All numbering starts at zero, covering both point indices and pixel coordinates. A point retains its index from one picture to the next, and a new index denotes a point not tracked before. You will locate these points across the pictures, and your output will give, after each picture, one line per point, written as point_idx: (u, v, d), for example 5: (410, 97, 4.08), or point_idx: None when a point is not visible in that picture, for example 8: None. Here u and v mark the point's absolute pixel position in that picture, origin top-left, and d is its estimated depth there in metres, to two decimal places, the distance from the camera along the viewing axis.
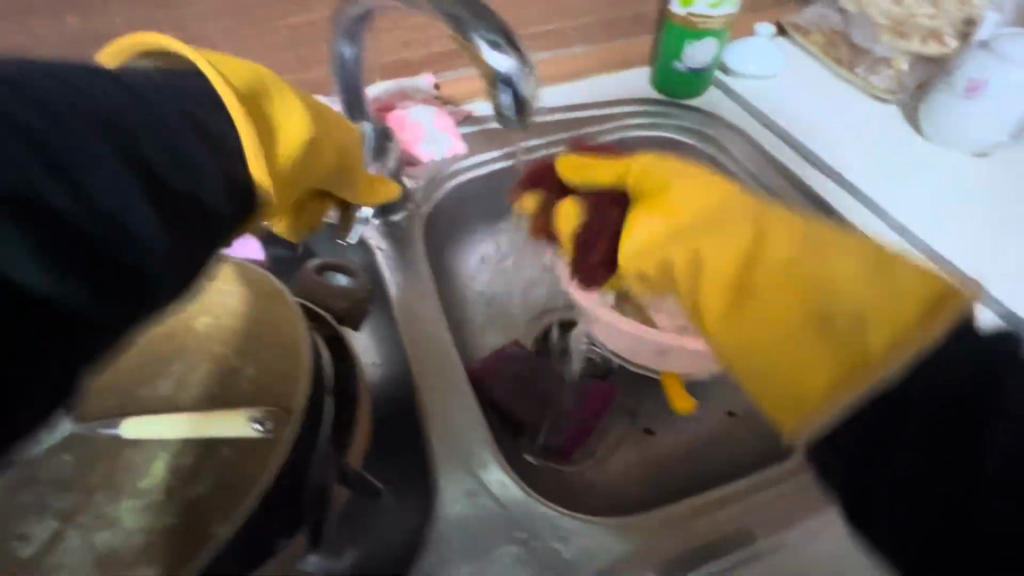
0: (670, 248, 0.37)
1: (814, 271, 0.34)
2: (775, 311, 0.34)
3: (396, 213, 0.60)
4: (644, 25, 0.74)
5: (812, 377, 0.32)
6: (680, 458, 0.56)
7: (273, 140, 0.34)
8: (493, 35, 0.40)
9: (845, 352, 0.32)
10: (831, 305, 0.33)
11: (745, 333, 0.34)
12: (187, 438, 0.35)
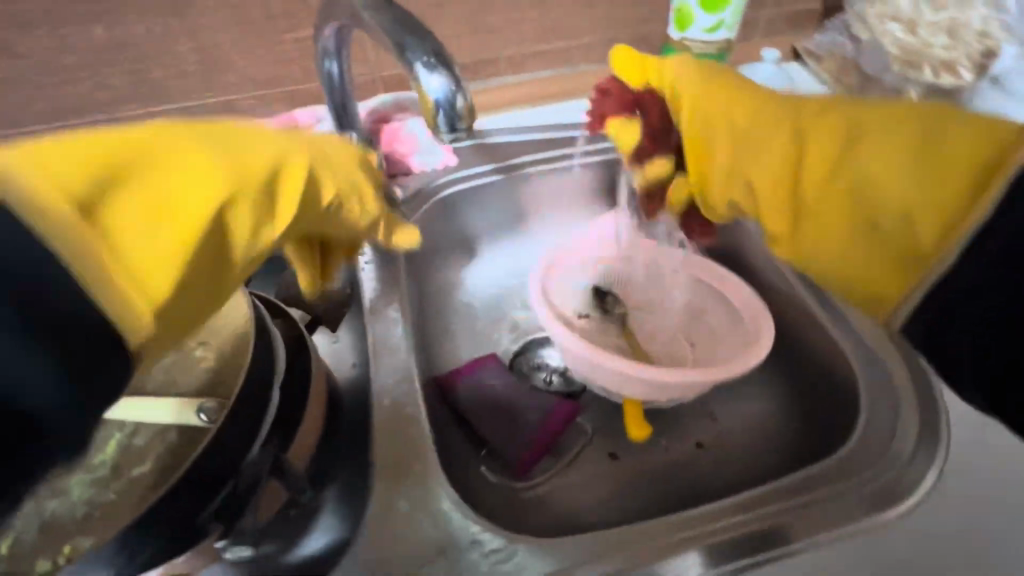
0: (723, 182, 0.43)
1: (862, 151, 0.37)
2: (837, 212, 0.37)
3: None
4: (647, 46, 0.74)
5: (884, 263, 0.36)
6: (640, 484, 0.55)
7: (146, 245, 0.26)
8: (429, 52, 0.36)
9: (903, 225, 0.35)
10: (884, 182, 0.35)
11: (814, 243, 0.39)
12: (137, 419, 0.38)
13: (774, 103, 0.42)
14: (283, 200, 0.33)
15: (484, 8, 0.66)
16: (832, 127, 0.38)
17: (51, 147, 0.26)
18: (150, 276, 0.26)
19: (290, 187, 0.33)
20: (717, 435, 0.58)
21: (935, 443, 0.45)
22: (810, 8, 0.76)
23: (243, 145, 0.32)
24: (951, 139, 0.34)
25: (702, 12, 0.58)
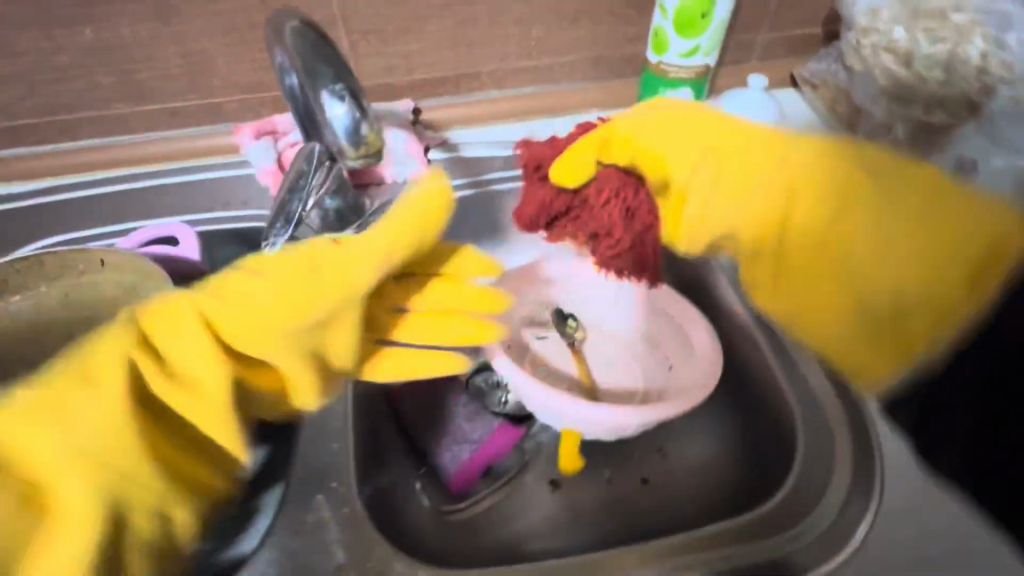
0: (700, 234, 0.36)
1: (867, 215, 0.31)
2: (831, 275, 0.32)
3: (343, 230, 0.61)
4: (636, 66, 0.73)
5: (881, 343, 0.32)
6: (578, 514, 0.55)
7: None
8: (336, 82, 0.36)
9: (906, 314, 0.30)
10: (879, 253, 0.31)
11: (809, 305, 0.34)
12: None
13: (753, 142, 0.35)
14: (98, 367, 0.29)
15: (466, 23, 0.65)
16: (819, 182, 0.33)
17: None
18: None
19: (104, 372, 0.29)
20: (664, 469, 0.57)
21: (865, 505, 0.44)
22: (814, 33, 0.73)
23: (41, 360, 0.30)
24: (960, 206, 0.30)
25: (678, 38, 0.57)
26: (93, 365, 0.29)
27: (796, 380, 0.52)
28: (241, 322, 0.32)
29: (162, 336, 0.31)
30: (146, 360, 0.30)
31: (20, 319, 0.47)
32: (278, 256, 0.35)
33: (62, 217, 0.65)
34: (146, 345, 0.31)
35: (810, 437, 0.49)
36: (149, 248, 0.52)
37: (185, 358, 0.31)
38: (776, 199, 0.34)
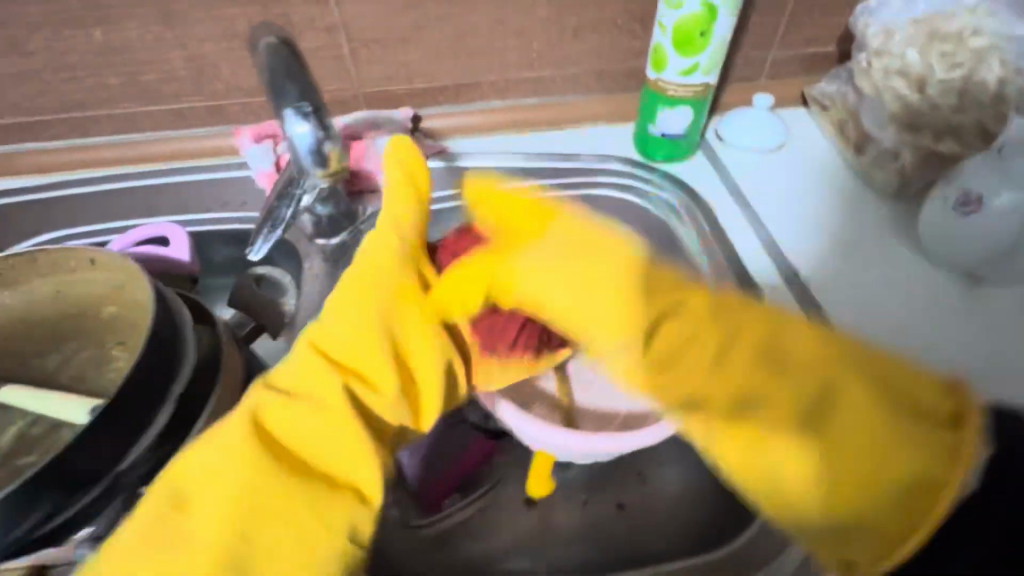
0: (676, 379, 0.37)
1: (796, 407, 0.33)
2: (777, 449, 0.32)
3: (334, 237, 0.62)
4: (639, 81, 0.72)
5: (878, 526, 0.29)
6: (549, 536, 0.54)
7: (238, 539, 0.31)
8: (301, 104, 0.41)
9: (855, 521, 0.30)
10: (835, 431, 0.31)
11: (783, 482, 0.33)
12: (35, 411, 0.41)
13: (708, 299, 0.38)
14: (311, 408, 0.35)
15: (466, 34, 0.65)
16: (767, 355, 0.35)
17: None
18: (254, 537, 0.31)
19: (259, 413, 0.35)
20: (641, 497, 0.55)
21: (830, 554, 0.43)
22: (826, 52, 0.70)
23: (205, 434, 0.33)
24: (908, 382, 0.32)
25: (677, 55, 0.56)
26: (217, 432, 0.34)
27: None
28: (349, 345, 0.38)
29: (280, 375, 0.37)
30: (267, 399, 0.35)
31: (14, 312, 0.49)
32: (344, 300, 0.40)
33: (70, 211, 0.67)
34: (274, 389, 0.36)
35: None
36: (139, 248, 0.53)
37: (304, 380, 0.36)
38: (715, 351, 0.36)
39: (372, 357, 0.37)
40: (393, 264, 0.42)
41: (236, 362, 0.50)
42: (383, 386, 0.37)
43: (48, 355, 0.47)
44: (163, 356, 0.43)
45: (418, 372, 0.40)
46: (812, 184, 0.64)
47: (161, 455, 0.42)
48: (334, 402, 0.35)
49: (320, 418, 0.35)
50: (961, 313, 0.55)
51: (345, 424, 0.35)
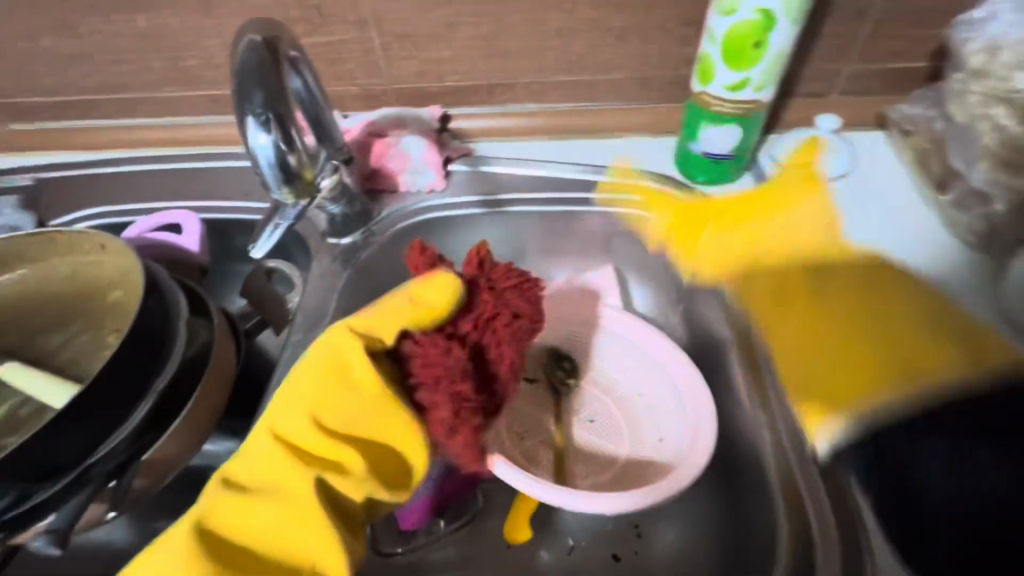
0: (771, 258, 0.55)
1: (862, 317, 0.50)
2: (821, 328, 0.51)
3: (346, 236, 0.60)
4: (687, 91, 0.65)
5: (850, 381, 0.47)
6: None
7: None
8: (262, 112, 0.37)
9: (859, 370, 0.47)
10: (885, 318, 0.50)
11: (788, 336, 0.50)
12: (24, 391, 0.42)
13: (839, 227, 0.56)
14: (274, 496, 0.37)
15: (500, 33, 0.61)
16: (873, 283, 0.52)
17: None
18: None
19: (218, 511, 0.36)
20: (637, 553, 0.52)
21: None
22: (916, 68, 0.60)
23: (171, 543, 0.35)
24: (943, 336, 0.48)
25: (725, 67, 0.51)
26: (164, 545, 0.35)
27: (800, 490, 0.44)
28: (300, 425, 0.38)
29: (244, 472, 0.38)
30: (234, 497, 0.37)
31: (28, 286, 0.50)
32: (290, 383, 0.40)
33: (109, 188, 0.70)
34: (233, 485, 0.38)
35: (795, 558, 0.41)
36: (155, 235, 0.54)
37: (267, 467, 0.38)
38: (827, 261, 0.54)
39: (336, 451, 0.38)
40: (351, 349, 0.39)
41: (229, 359, 0.50)
42: (352, 481, 0.38)
43: (51, 332, 0.48)
44: (149, 348, 0.43)
45: (382, 460, 0.39)
46: (874, 224, 0.56)
47: (135, 449, 0.42)
48: (296, 503, 0.36)
49: (284, 515, 0.36)
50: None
51: (306, 521, 0.36)
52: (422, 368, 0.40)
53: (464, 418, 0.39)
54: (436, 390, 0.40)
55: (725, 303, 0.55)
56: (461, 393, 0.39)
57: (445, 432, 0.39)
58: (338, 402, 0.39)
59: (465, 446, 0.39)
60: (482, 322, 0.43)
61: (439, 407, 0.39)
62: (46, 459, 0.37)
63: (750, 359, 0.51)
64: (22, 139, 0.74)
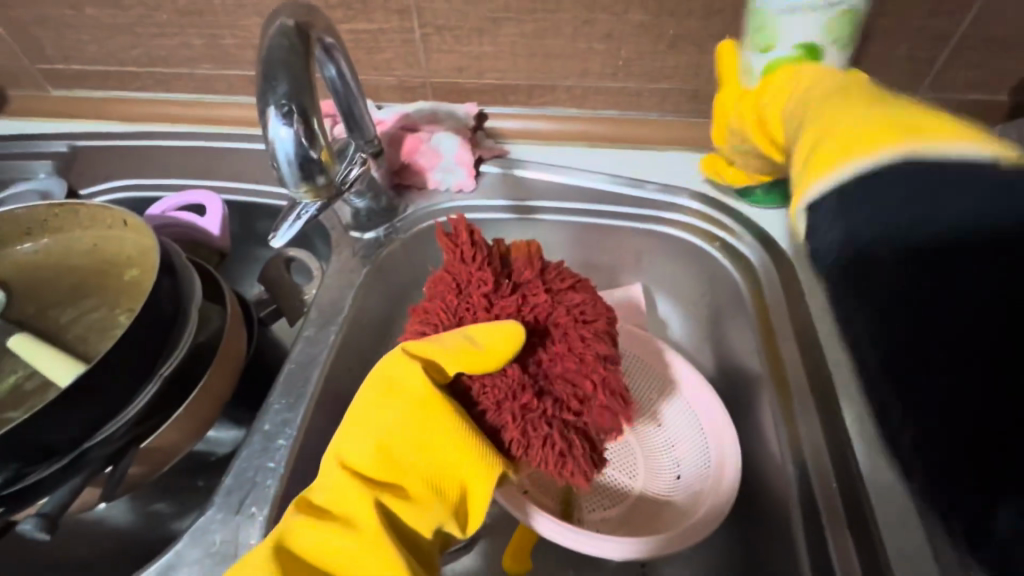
0: (806, 78, 0.37)
1: (849, 100, 0.30)
2: (825, 112, 0.31)
3: (369, 231, 0.58)
4: None
5: (839, 142, 0.27)
6: None
7: None
8: (286, 102, 0.35)
9: (843, 139, 0.27)
10: (874, 102, 0.29)
11: (821, 120, 0.30)
12: (30, 364, 0.41)
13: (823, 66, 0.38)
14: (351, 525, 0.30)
15: (546, 32, 0.58)
16: (858, 86, 0.32)
17: None
18: None
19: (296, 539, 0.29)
20: None
21: None
22: (993, 101, 0.56)
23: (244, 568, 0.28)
24: (918, 112, 0.26)
25: None
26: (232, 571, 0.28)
27: (827, 547, 0.40)
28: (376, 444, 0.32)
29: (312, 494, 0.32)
30: (296, 524, 0.30)
31: (49, 256, 0.50)
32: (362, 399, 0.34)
33: (141, 161, 0.70)
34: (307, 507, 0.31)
35: None
36: (176, 214, 0.53)
37: (339, 492, 0.31)
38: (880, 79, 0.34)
39: (416, 479, 0.31)
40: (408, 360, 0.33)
41: (238, 348, 0.49)
42: (428, 506, 0.31)
43: (63, 306, 0.47)
44: (158, 332, 0.42)
45: (460, 484, 0.32)
46: None
47: (135, 434, 0.41)
48: (368, 534, 0.29)
49: (356, 547, 0.29)
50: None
51: (379, 553, 0.28)
52: (479, 379, 0.33)
53: (536, 431, 0.32)
54: (503, 407, 0.32)
55: (759, 333, 0.51)
56: (528, 402, 0.32)
57: (518, 447, 0.32)
58: (405, 417, 0.32)
59: (542, 462, 0.32)
60: (540, 321, 0.35)
61: (509, 425, 0.32)
62: (42, 439, 0.36)
63: (782, 393, 0.47)
64: (61, 107, 0.74)
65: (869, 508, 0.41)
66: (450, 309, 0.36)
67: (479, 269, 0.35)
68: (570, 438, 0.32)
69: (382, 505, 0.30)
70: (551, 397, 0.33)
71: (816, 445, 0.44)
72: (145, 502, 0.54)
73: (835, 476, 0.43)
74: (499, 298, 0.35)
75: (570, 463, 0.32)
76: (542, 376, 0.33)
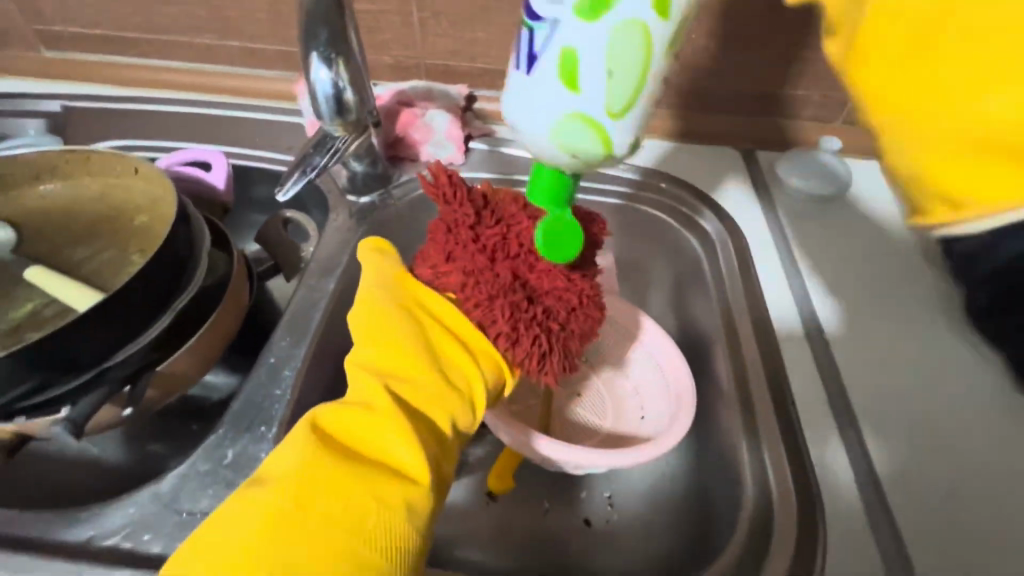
0: None
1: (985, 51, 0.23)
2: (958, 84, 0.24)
3: (365, 195, 0.63)
4: (705, 101, 0.69)
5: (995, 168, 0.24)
6: (500, 536, 0.52)
7: (310, 514, 0.29)
8: (327, 50, 0.42)
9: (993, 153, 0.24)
10: None
11: (950, 109, 0.24)
12: (49, 293, 0.44)
13: None
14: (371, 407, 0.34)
15: None
16: None
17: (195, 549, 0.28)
18: (319, 510, 0.30)
19: (327, 417, 0.34)
20: (609, 521, 0.53)
21: None
22: None
23: (291, 435, 0.33)
24: None
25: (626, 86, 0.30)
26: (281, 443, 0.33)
27: (765, 464, 0.46)
28: (387, 344, 0.37)
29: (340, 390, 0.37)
30: (327, 409, 0.35)
31: (56, 201, 0.52)
32: (371, 313, 0.39)
33: (135, 122, 0.72)
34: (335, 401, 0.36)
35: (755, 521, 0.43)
36: (182, 168, 0.56)
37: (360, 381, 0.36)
38: None
39: (423, 373, 0.36)
40: (413, 283, 0.41)
41: (244, 292, 0.52)
42: (435, 395, 0.36)
43: (76, 246, 0.50)
44: (172, 269, 0.45)
45: (463, 376, 0.37)
46: (856, 243, 0.61)
47: (150, 360, 0.44)
48: (383, 412, 0.34)
49: (373, 422, 0.33)
50: (1003, 414, 0.50)
51: (394, 426, 0.33)
52: (472, 287, 0.38)
53: (527, 328, 0.38)
54: (498, 305, 0.37)
55: (716, 294, 0.58)
56: (520, 303, 0.38)
57: (509, 341, 0.38)
58: (414, 325, 0.38)
59: (528, 356, 0.38)
60: (524, 241, 0.39)
61: (500, 320, 0.37)
62: (66, 354, 0.39)
63: (735, 344, 0.54)
64: (53, 67, 0.75)
65: (801, 432, 0.48)
66: (437, 242, 0.40)
67: (461, 203, 0.39)
68: (552, 337, 0.38)
69: (396, 393, 0.35)
70: (536, 303, 0.39)
71: (761, 382, 0.51)
72: (140, 442, 0.56)
73: (775, 407, 0.49)
74: (480, 225, 0.39)
75: (551, 358, 0.39)
76: (529, 286, 0.39)
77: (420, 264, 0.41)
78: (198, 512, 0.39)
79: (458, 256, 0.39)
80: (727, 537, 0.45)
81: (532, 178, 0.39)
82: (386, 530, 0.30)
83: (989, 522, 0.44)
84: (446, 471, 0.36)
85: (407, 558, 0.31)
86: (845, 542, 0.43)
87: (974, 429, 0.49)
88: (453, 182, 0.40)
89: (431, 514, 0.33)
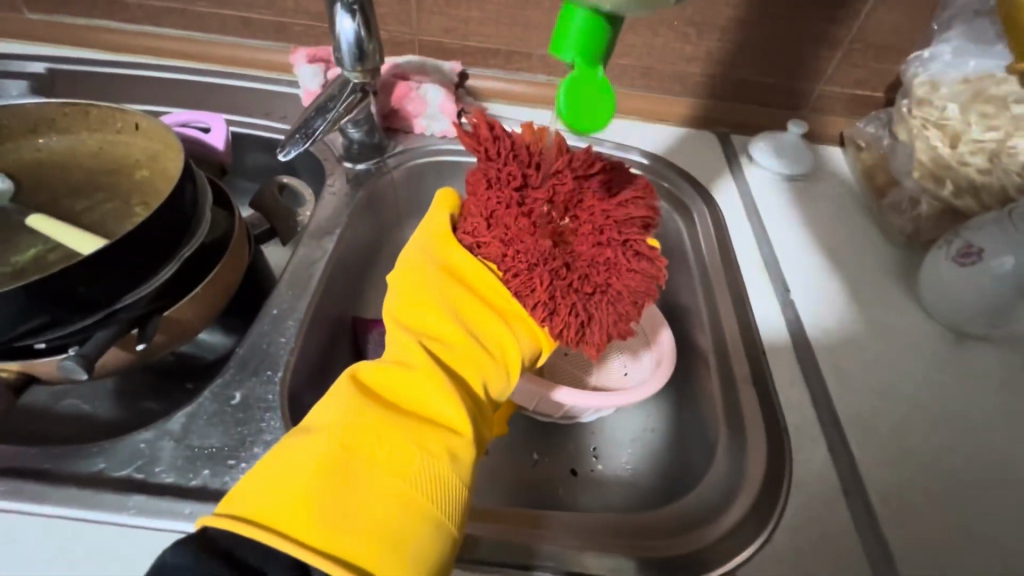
0: None
1: None
2: None
3: (361, 162, 0.64)
4: (687, 86, 0.73)
5: None
6: (493, 481, 0.55)
7: (359, 457, 0.32)
8: (352, 3, 0.50)
9: None
10: None
11: None
12: (52, 240, 0.46)
13: None
14: (410, 364, 0.37)
15: (527, 3, 0.68)
16: None
17: (247, 492, 0.30)
18: (367, 453, 0.32)
19: (371, 374, 0.36)
20: (595, 472, 0.56)
21: (752, 539, 0.42)
22: (873, 97, 0.73)
23: (336, 390, 0.35)
24: None
25: None
26: (326, 397, 0.35)
27: (741, 408, 0.49)
28: (425, 309, 0.40)
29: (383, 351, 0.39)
30: (371, 366, 0.37)
31: (54, 155, 0.52)
32: (411, 281, 0.41)
33: (122, 86, 0.71)
34: (378, 359, 0.38)
35: (730, 456, 0.47)
36: (182, 128, 0.58)
37: (400, 344, 0.38)
38: None
39: (459, 335, 0.38)
40: (452, 248, 0.43)
41: (246, 249, 0.53)
42: (473, 356, 0.38)
43: (75, 197, 0.51)
44: (180, 221, 0.46)
45: (498, 340, 0.40)
46: (829, 221, 0.66)
47: (155, 307, 0.45)
48: (423, 368, 0.36)
49: (416, 377, 0.36)
50: (945, 364, 0.55)
51: (434, 380, 0.36)
52: (510, 257, 0.41)
53: (564, 298, 0.40)
54: (536, 269, 0.40)
55: (695, 261, 0.62)
56: (558, 272, 0.40)
57: (545, 311, 0.40)
58: (450, 290, 0.40)
59: (565, 327, 0.40)
60: (569, 207, 0.40)
61: (539, 287, 0.40)
62: (74, 294, 0.40)
63: (713, 303, 0.58)
64: (36, 30, 0.74)
65: (770, 378, 0.52)
66: (483, 200, 0.42)
67: (506, 162, 0.41)
68: (589, 307, 0.40)
69: (433, 352, 0.37)
70: (574, 271, 0.40)
71: (736, 337, 0.55)
72: (134, 400, 0.56)
73: (748, 358, 0.53)
74: (527, 186, 0.40)
75: (590, 332, 0.41)
76: (569, 253, 0.40)
77: (462, 227, 0.44)
78: (208, 448, 0.40)
79: (500, 219, 0.41)
80: (705, 472, 0.48)
81: (562, 27, 0.38)
82: (432, 474, 0.33)
83: (934, 451, 0.49)
84: (482, 427, 0.38)
85: (452, 503, 0.33)
86: (812, 474, 0.46)
87: (924, 380, 0.54)
88: (497, 140, 0.42)
89: (471, 462, 0.36)
